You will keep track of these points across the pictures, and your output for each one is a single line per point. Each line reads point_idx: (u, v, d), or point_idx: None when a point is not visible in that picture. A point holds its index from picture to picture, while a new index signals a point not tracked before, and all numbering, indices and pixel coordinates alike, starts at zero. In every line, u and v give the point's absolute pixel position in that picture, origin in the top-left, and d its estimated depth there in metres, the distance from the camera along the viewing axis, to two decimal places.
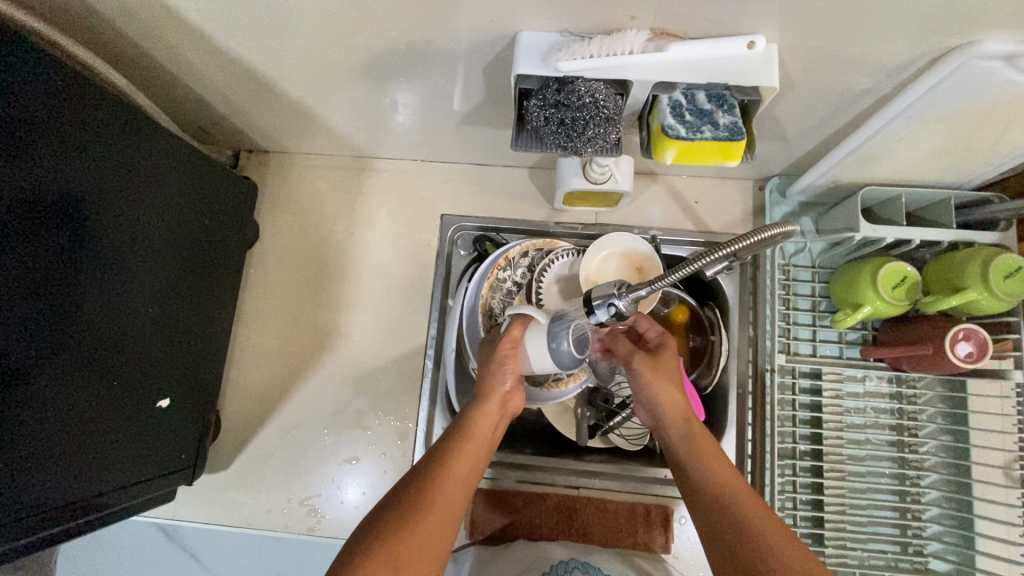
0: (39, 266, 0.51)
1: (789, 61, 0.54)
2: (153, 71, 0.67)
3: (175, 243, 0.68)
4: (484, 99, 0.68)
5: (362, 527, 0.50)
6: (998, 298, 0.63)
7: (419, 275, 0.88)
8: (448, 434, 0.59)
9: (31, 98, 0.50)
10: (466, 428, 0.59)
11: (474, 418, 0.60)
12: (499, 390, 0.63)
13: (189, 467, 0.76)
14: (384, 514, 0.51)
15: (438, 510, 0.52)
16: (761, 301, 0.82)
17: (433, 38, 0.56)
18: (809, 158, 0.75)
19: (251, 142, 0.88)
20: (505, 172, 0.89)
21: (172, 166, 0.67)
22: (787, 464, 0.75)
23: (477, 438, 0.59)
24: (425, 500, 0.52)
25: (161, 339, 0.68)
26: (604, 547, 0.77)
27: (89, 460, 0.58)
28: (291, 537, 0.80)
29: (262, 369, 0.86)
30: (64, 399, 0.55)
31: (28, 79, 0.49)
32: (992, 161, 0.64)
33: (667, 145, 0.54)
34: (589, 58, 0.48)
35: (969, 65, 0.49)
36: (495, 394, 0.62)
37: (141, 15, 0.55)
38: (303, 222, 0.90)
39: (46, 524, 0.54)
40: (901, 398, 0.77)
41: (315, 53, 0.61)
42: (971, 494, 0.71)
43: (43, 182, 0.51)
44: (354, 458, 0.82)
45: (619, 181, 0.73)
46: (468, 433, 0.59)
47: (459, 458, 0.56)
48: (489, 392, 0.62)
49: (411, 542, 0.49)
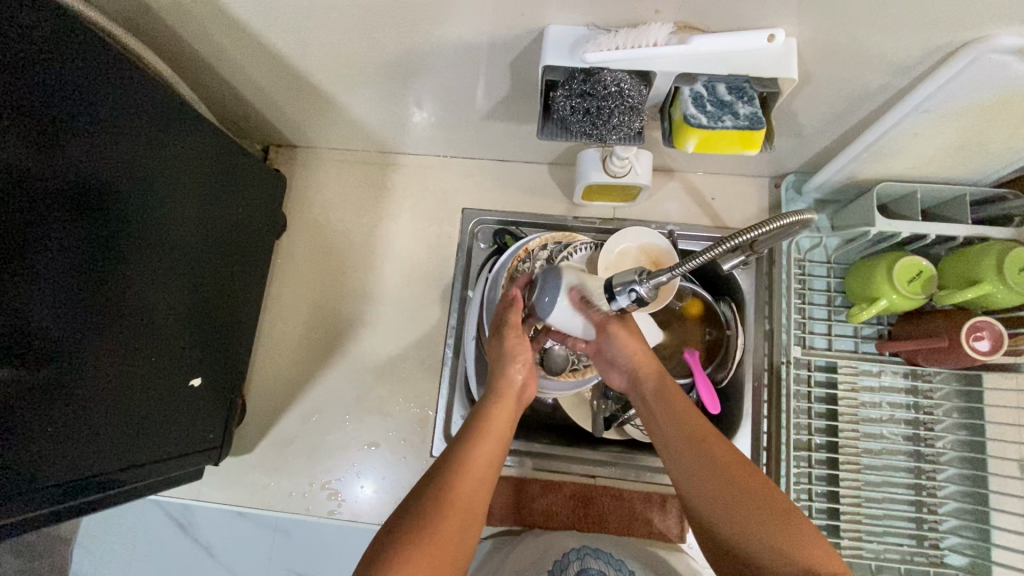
0: (87, 247, 0.54)
1: (807, 55, 0.56)
2: (193, 64, 0.70)
3: (208, 229, 0.71)
4: (507, 96, 0.71)
5: (381, 534, 0.51)
6: (1015, 292, 0.64)
7: (440, 267, 0.90)
8: (459, 439, 0.59)
9: (61, 84, 0.50)
10: (479, 428, 0.60)
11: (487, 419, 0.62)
12: (511, 385, 0.65)
13: (217, 448, 0.78)
14: (403, 520, 0.52)
15: (459, 510, 0.53)
16: (777, 296, 0.81)
17: (464, 33, 0.58)
18: (824, 155, 0.77)
19: (281, 137, 0.91)
20: (525, 168, 0.91)
21: (208, 156, 0.70)
22: (802, 456, 0.76)
23: (492, 435, 0.60)
24: (444, 503, 0.53)
25: (194, 321, 0.71)
26: (619, 536, 0.78)
27: (125, 433, 0.61)
28: (312, 520, 0.82)
29: (287, 356, 0.88)
30: (108, 372, 0.58)
31: (57, 66, 0.50)
32: (1007, 157, 0.65)
33: (689, 134, 0.56)
34: (615, 49, 0.51)
35: (981, 59, 0.51)
36: (507, 390, 0.65)
37: (186, 8, 0.59)
38: (327, 214, 0.92)
39: (82, 492, 0.57)
40: (917, 392, 0.78)
41: (348, 47, 0.64)
42: (987, 487, 0.72)
43: (95, 166, 0.54)
44: (374, 444, 0.84)
45: (638, 174, 0.75)
46: (482, 430, 0.60)
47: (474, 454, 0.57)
48: (501, 390, 0.65)
49: (432, 544, 0.50)
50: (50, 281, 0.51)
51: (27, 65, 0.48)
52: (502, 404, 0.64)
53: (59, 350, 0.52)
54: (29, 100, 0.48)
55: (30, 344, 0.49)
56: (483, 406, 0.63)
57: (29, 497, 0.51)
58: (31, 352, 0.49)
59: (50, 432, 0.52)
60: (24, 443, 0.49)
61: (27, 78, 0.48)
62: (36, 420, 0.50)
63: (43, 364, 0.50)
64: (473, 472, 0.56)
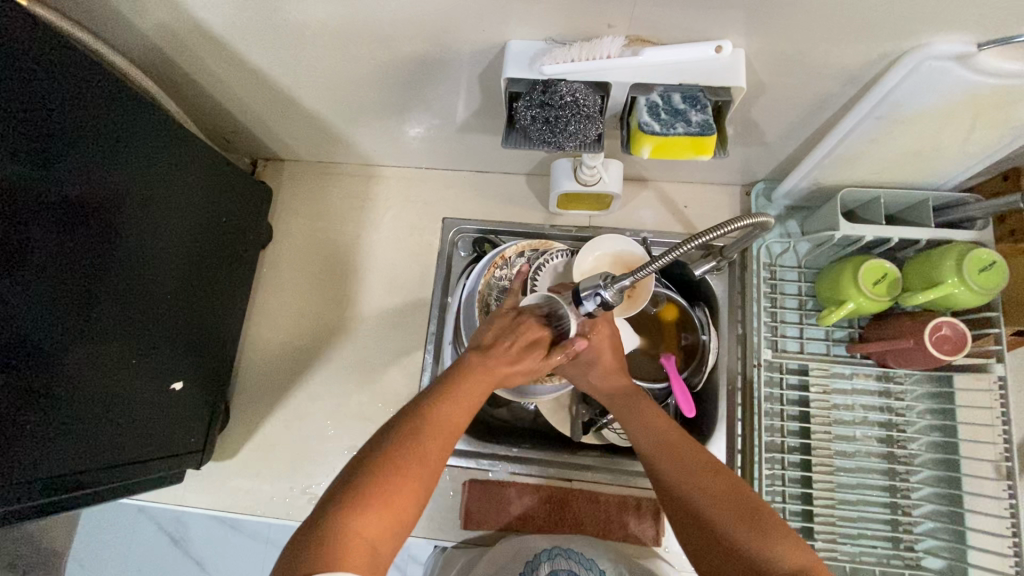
0: (76, 251, 0.57)
1: (758, 65, 0.58)
2: (182, 82, 0.74)
3: (195, 236, 0.74)
4: (480, 109, 0.74)
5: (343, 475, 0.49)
6: (974, 290, 0.65)
7: (421, 275, 0.92)
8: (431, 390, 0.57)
9: (55, 104, 0.54)
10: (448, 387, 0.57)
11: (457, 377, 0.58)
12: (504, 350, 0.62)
13: (199, 451, 0.80)
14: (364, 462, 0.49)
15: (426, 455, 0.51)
16: (749, 299, 0.84)
17: (433, 48, 0.61)
18: (790, 163, 0.79)
19: (268, 151, 0.95)
20: (504, 178, 0.94)
21: (195, 166, 0.73)
22: (775, 458, 0.77)
23: (464, 399, 0.57)
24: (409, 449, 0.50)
25: (179, 323, 0.73)
26: (595, 537, 0.78)
27: (109, 433, 0.63)
28: (292, 524, 0.83)
29: (270, 361, 0.90)
30: (95, 370, 0.60)
31: (55, 89, 0.54)
32: (964, 161, 0.67)
33: (643, 141, 0.59)
34: (571, 62, 0.54)
35: (924, 65, 0.53)
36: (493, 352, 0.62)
37: (172, 29, 0.62)
38: (313, 224, 0.95)
39: (66, 488, 0.59)
40: (890, 394, 0.78)
41: (326, 64, 0.67)
42: (960, 488, 0.72)
43: (90, 179, 0.57)
44: (355, 448, 0.85)
45: (608, 183, 0.77)
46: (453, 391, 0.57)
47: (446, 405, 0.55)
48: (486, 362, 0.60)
49: (394, 482, 0.48)
50: (42, 286, 0.54)
51: (29, 88, 0.51)
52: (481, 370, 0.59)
53: (50, 350, 0.55)
54: (27, 118, 0.51)
55: (25, 345, 0.52)
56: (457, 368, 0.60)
57: (21, 488, 0.53)
58: (23, 349, 0.52)
59: (44, 426, 0.55)
60: (21, 436, 0.52)
61: (26, 100, 0.51)
62: (30, 416, 0.53)
63: (35, 363, 0.53)
64: (442, 419, 0.54)
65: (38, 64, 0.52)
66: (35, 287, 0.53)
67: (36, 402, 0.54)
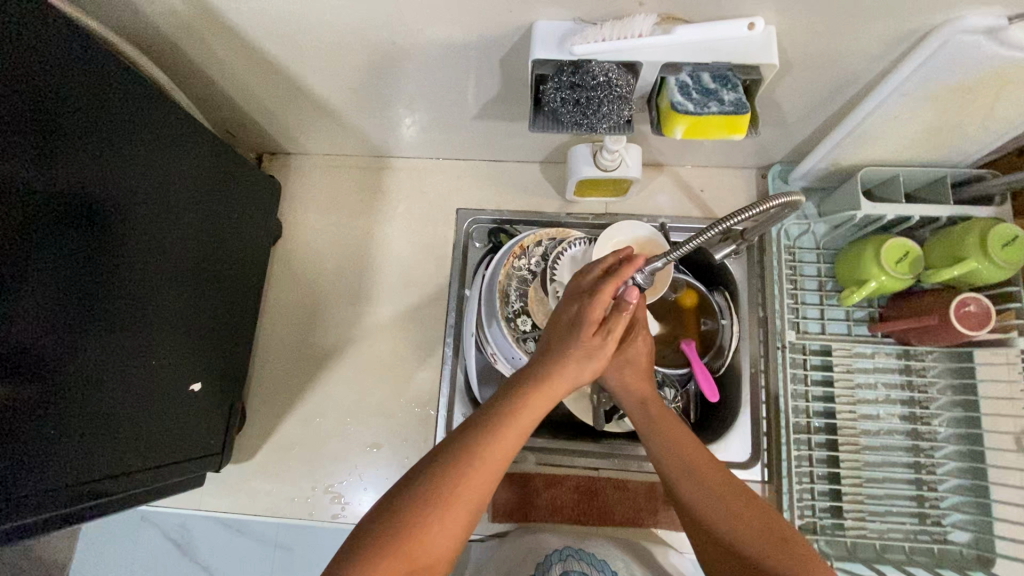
0: (84, 251, 0.54)
1: (787, 43, 0.58)
2: (187, 71, 0.71)
3: (204, 231, 0.71)
4: (498, 97, 0.72)
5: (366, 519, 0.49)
6: (997, 264, 0.65)
7: (437, 268, 0.91)
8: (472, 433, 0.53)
9: (56, 97, 0.51)
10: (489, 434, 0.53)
11: (495, 432, 0.53)
12: (550, 377, 0.57)
13: (218, 454, 0.78)
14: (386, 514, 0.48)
15: (449, 520, 0.49)
16: (769, 282, 0.84)
17: (454, 32, 0.59)
18: (808, 144, 0.79)
19: (273, 144, 0.92)
20: (518, 167, 0.93)
21: (202, 159, 0.70)
22: (802, 439, 0.78)
23: (501, 450, 0.52)
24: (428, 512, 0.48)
25: (191, 323, 0.71)
26: (625, 527, 0.78)
27: (127, 437, 0.60)
28: (316, 524, 0.81)
29: (285, 359, 0.88)
30: (107, 377, 0.57)
31: (54, 81, 0.51)
32: (986, 137, 0.67)
33: (676, 121, 0.58)
34: (602, 40, 0.52)
35: (954, 40, 0.52)
36: (539, 388, 0.57)
37: (184, 15, 0.59)
38: (325, 218, 0.93)
39: (87, 497, 0.56)
40: (911, 371, 0.79)
41: (337, 49, 0.65)
42: (984, 462, 0.72)
43: (98, 176, 0.55)
44: (377, 445, 0.84)
45: (629, 167, 0.76)
46: (498, 435, 0.53)
47: (485, 458, 0.51)
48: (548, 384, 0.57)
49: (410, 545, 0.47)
50: (46, 289, 0.50)
51: (28, 79, 0.48)
52: (516, 420, 0.54)
53: (57, 357, 0.52)
54: (32, 113, 0.49)
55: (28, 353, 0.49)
56: (489, 415, 0.55)
57: (39, 500, 0.51)
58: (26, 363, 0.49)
59: (61, 434, 0.52)
60: (40, 443, 0.50)
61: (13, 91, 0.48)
62: (44, 426, 0.50)
63: (41, 373, 0.50)
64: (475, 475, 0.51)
65: (38, 56, 0.49)
66: (36, 291, 0.49)
67: (48, 412, 0.51)
